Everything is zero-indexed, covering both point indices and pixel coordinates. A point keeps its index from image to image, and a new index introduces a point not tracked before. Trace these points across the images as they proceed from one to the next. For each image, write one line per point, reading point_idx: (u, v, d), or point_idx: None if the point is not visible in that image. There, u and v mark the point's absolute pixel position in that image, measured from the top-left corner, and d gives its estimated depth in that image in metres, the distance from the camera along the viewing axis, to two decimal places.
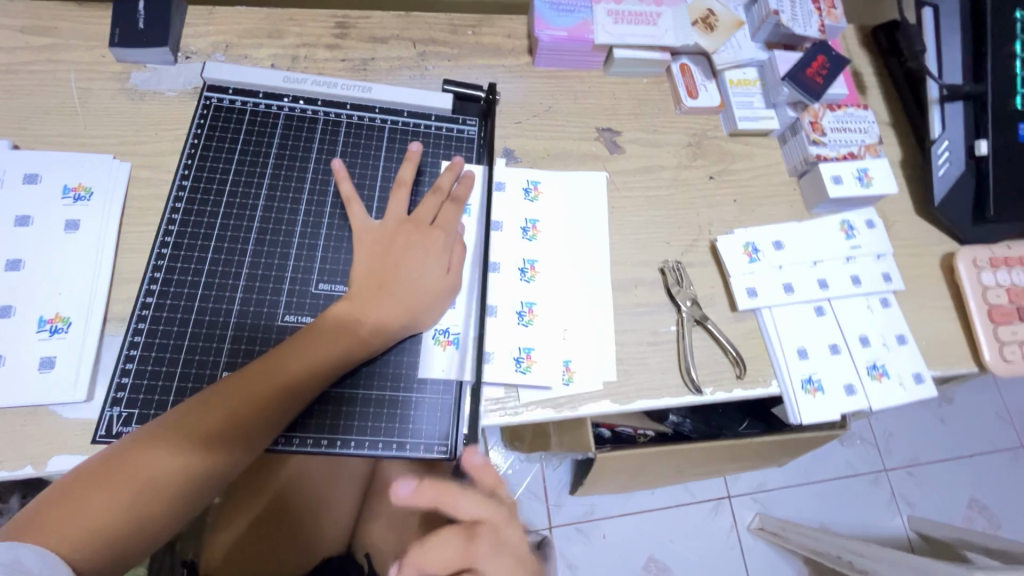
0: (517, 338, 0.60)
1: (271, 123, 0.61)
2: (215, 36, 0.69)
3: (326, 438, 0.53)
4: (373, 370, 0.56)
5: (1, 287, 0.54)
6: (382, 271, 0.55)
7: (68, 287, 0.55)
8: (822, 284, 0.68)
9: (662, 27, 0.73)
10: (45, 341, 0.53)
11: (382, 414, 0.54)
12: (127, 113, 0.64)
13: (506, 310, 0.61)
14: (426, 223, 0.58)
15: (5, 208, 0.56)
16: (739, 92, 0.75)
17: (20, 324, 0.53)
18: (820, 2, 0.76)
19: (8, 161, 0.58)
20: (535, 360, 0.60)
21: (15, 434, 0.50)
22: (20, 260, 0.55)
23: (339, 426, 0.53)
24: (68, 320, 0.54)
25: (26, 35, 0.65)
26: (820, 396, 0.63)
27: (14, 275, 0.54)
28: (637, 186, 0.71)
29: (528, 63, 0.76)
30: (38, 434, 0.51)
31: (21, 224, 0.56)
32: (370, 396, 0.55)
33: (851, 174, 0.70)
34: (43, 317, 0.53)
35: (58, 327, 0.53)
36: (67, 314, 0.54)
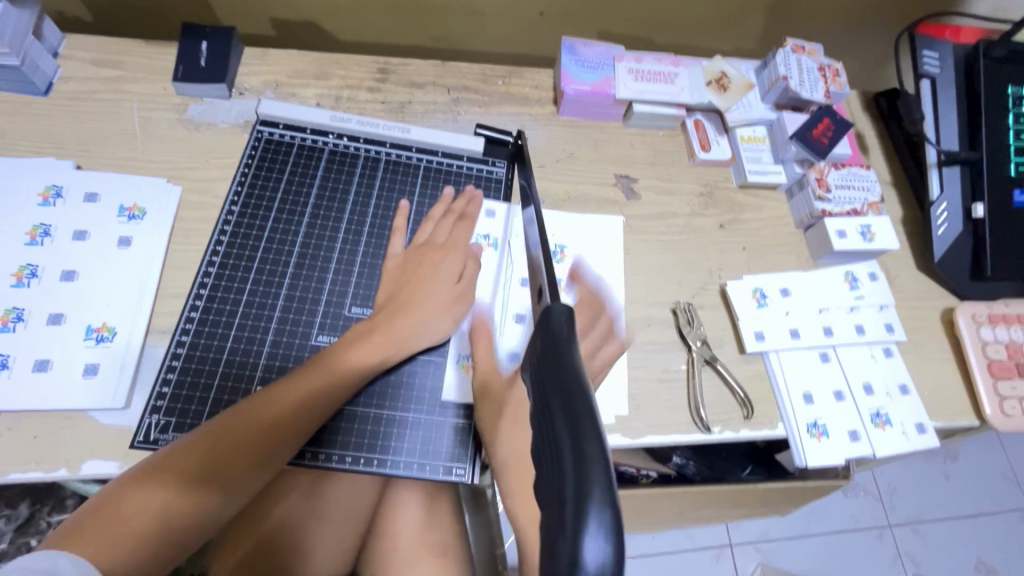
0: None
1: (316, 156, 0.66)
2: (267, 75, 0.75)
3: (348, 456, 0.53)
4: (388, 390, 0.56)
5: (54, 296, 0.57)
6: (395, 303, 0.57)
7: (115, 299, 0.58)
8: (827, 331, 0.70)
9: (678, 86, 0.79)
10: (91, 348, 0.56)
11: (399, 433, 0.55)
12: (182, 141, 0.69)
13: None
14: (441, 245, 0.61)
15: (65, 222, 0.61)
16: (750, 148, 0.80)
17: (69, 330, 0.56)
18: (826, 69, 0.82)
19: (72, 180, 0.63)
20: None
21: (54, 437, 0.53)
22: (74, 272, 0.59)
23: (357, 444, 0.54)
24: (114, 329, 0.57)
25: (96, 66, 0.71)
26: (825, 441, 0.65)
27: (68, 284, 0.58)
28: (651, 231, 0.75)
29: (553, 112, 0.81)
30: (74, 437, 0.53)
31: (80, 238, 0.60)
32: (390, 416, 0.55)
33: (855, 229, 0.75)
34: (91, 325, 0.57)
35: (104, 335, 0.56)
36: (113, 324, 0.57)
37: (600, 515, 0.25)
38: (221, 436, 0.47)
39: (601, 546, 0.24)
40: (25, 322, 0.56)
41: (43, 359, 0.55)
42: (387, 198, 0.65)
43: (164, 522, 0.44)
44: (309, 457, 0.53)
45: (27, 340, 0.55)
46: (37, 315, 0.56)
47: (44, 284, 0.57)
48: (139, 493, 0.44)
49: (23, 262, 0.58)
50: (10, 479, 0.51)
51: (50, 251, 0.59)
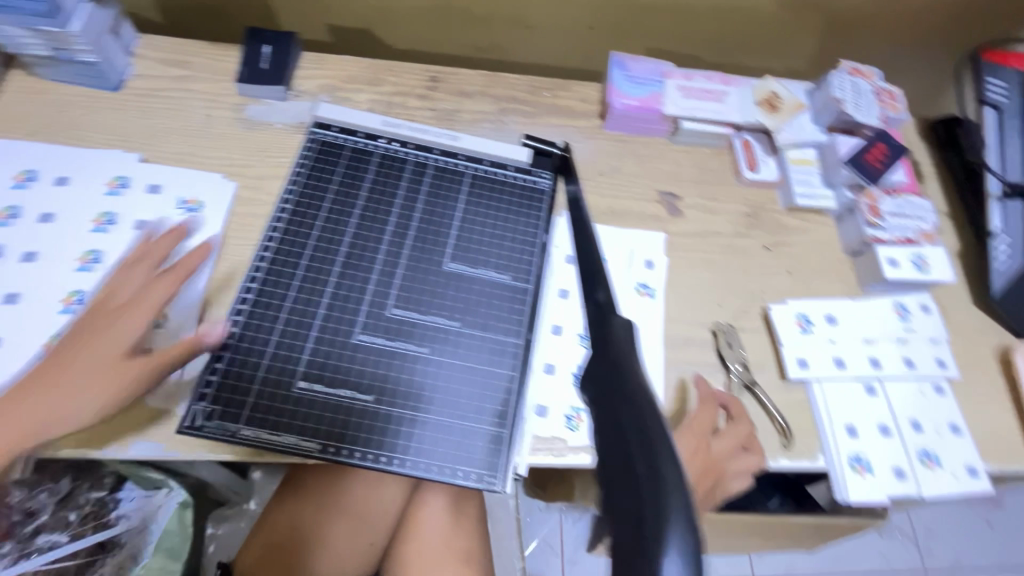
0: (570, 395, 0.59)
1: (367, 160, 0.67)
2: (322, 79, 0.78)
3: (355, 450, 0.53)
4: (397, 388, 0.56)
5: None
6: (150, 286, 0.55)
7: None
8: (874, 363, 0.68)
9: (729, 104, 0.79)
10: (145, 333, 0.58)
11: (405, 432, 0.54)
12: (240, 139, 0.71)
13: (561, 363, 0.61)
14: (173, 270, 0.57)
15: (129, 212, 0.64)
16: (799, 171, 0.79)
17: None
18: (882, 94, 0.80)
19: (138, 172, 0.66)
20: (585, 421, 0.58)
21: None
22: None
23: (361, 439, 0.53)
24: (166, 316, 0.59)
25: (165, 65, 0.75)
26: (869, 477, 0.63)
27: (128, 270, 0.60)
28: (693, 249, 0.74)
29: (599, 126, 0.81)
30: (124, 417, 0.55)
31: (141, 227, 0.63)
32: (397, 414, 0.55)
33: (908, 258, 0.72)
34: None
35: (157, 321, 0.58)
36: (166, 311, 0.59)
37: (682, 534, 0.28)
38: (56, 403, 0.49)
39: (679, 566, 0.28)
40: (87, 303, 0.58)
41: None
42: (431, 205, 0.66)
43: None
44: (344, 454, 0.53)
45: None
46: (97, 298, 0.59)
47: (105, 269, 0.60)
48: None
49: (88, 247, 0.61)
50: (64, 454, 0.53)
51: (113, 238, 0.62)
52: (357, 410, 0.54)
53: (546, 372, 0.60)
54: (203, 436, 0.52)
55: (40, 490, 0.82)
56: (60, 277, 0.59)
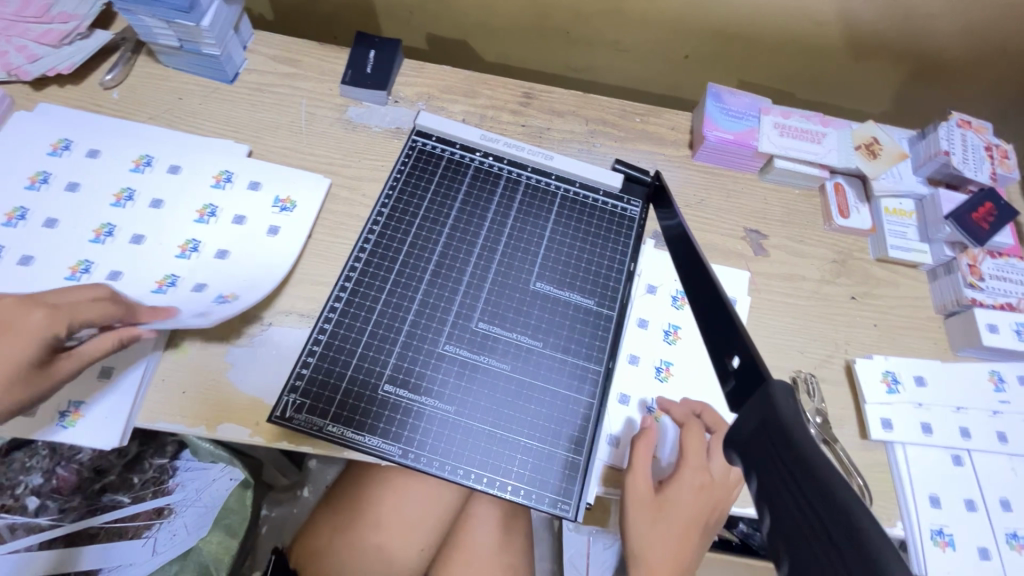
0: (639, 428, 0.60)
1: (463, 171, 0.68)
2: (420, 86, 0.80)
3: (388, 442, 0.54)
4: (425, 383, 0.57)
5: (206, 269, 0.61)
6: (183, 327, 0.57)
7: (253, 279, 0.62)
8: (963, 433, 0.65)
9: (826, 147, 0.77)
10: (218, 315, 0.59)
11: (427, 430, 0.55)
12: (340, 139, 0.74)
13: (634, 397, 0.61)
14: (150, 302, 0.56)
15: (228, 207, 0.65)
16: (893, 221, 0.76)
17: (208, 302, 0.59)
18: (992, 149, 0.77)
19: (242, 169, 0.68)
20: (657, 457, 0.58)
21: (191, 396, 0.57)
22: (227, 251, 0.63)
23: (389, 430, 0.54)
24: (239, 299, 0.60)
25: (277, 62, 0.78)
26: (950, 553, 0.59)
27: (220, 261, 0.62)
28: (776, 292, 0.73)
29: (687, 156, 0.80)
30: (210, 402, 0.57)
31: (238, 221, 0.65)
32: (415, 408, 0.55)
33: (1009, 325, 0.68)
34: (227, 298, 0.60)
35: (231, 303, 0.59)
36: (241, 295, 0.60)
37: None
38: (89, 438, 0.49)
39: None
40: (178, 287, 0.60)
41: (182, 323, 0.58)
42: (520, 224, 0.66)
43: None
44: (423, 462, 0.53)
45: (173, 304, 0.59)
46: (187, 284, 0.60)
47: (201, 256, 0.62)
48: None
49: (189, 236, 0.63)
50: (157, 426, 0.56)
51: (212, 229, 0.64)
52: (438, 419, 0.55)
53: (621, 403, 0.61)
54: (292, 428, 0.53)
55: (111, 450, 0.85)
56: (159, 259, 0.61)
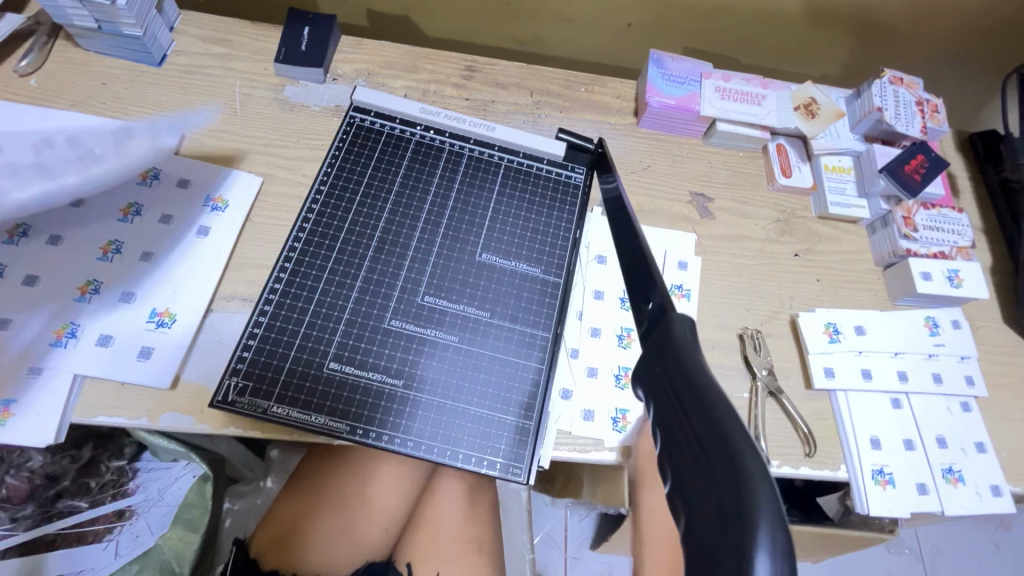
0: (614, 394, 0.61)
1: (404, 146, 0.67)
2: (359, 63, 0.78)
3: (348, 424, 0.53)
4: (380, 361, 0.56)
5: (132, 274, 0.59)
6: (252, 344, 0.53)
7: (184, 287, 0.60)
8: (901, 376, 0.67)
9: (766, 108, 0.78)
10: (151, 331, 0.57)
11: (390, 409, 0.54)
12: (277, 119, 0.72)
13: (603, 367, 0.62)
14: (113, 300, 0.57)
15: (155, 206, 0.63)
16: (833, 178, 0.78)
17: (132, 317, 0.57)
18: (923, 104, 0.79)
19: (168, 166, 0.65)
20: (631, 421, 0.60)
21: (125, 397, 0.55)
22: (152, 253, 0.61)
23: (352, 413, 0.54)
24: (174, 316, 0.58)
25: (206, 43, 0.76)
26: (891, 490, 0.62)
27: (146, 265, 0.60)
28: (723, 252, 0.74)
29: (633, 124, 0.81)
30: (140, 404, 0.55)
31: (166, 219, 0.62)
32: (381, 388, 0.55)
33: (942, 272, 0.71)
34: (155, 309, 0.58)
35: (164, 320, 0.58)
36: (175, 311, 0.58)
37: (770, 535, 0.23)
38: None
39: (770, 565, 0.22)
40: (100, 294, 0.58)
41: (107, 334, 0.56)
42: (463, 196, 0.66)
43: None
44: (372, 437, 0.53)
45: (94, 315, 0.57)
46: (110, 295, 0.58)
47: (125, 261, 0.59)
48: None
49: (111, 237, 0.60)
50: (96, 421, 0.54)
51: (137, 228, 0.61)
52: (385, 393, 0.55)
53: (588, 375, 0.61)
54: (236, 411, 0.52)
55: (64, 456, 0.83)
56: (79, 262, 0.58)
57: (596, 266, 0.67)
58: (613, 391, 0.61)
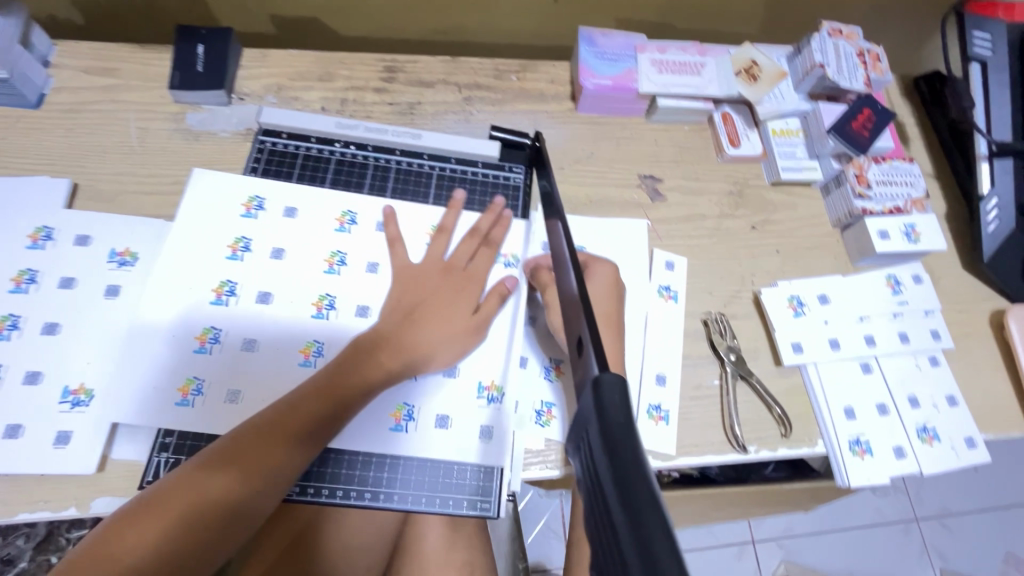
0: (541, 387, 0.58)
1: (324, 167, 0.63)
2: (267, 78, 0.71)
3: (311, 486, 0.52)
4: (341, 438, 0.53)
5: (35, 352, 0.53)
6: (460, 269, 0.59)
7: (96, 356, 0.53)
8: (869, 341, 0.66)
9: (705, 78, 0.74)
10: (66, 413, 0.51)
11: (348, 461, 0.53)
12: (181, 153, 0.65)
13: (534, 359, 0.59)
14: (454, 270, 0.59)
15: (52, 268, 0.56)
16: (782, 142, 0.75)
17: (45, 396, 0.52)
18: (865, 54, 0.76)
19: (311, 206, 0.60)
20: (555, 416, 0.57)
21: (42, 489, 0.50)
22: (56, 324, 0.54)
23: (311, 472, 0.52)
24: (91, 392, 0.52)
25: (90, 75, 0.68)
26: (869, 459, 0.61)
27: (48, 339, 0.53)
28: (678, 235, 0.71)
29: (570, 109, 0.76)
30: (64, 491, 0.50)
31: (357, 269, 0.58)
32: (342, 441, 0.53)
33: (899, 229, 0.70)
34: (67, 387, 0.52)
35: (80, 399, 0.52)
36: (91, 386, 0.52)
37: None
38: (239, 447, 0.45)
39: None
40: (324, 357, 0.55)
41: (14, 424, 0.50)
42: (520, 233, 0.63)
43: (194, 510, 0.42)
44: (326, 494, 0.52)
45: (225, 362, 0.53)
46: (289, 354, 0.54)
47: (286, 313, 0.56)
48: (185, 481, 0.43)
49: (320, 291, 0.57)
50: (18, 519, 0.49)
51: (347, 282, 0.58)
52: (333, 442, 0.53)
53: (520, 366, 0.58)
54: None
55: (16, 536, 0.81)
56: (193, 304, 0.55)
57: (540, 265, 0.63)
58: (541, 384, 0.58)
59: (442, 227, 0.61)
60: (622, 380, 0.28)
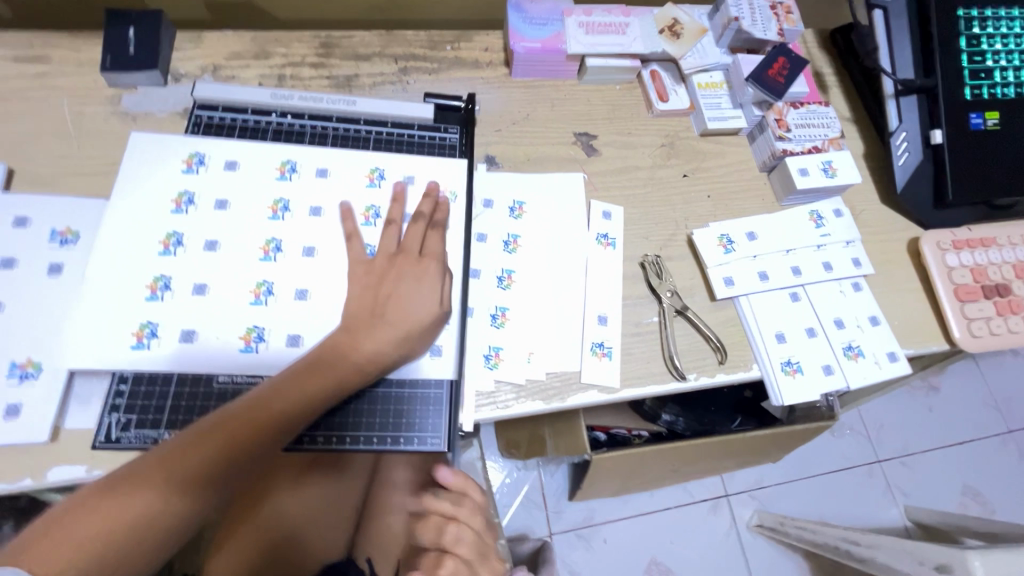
0: (487, 332, 0.62)
1: (261, 137, 0.65)
2: (203, 58, 0.72)
3: None
4: None
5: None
6: (414, 254, 0.60)
7: (43, 331, 0.54)
8: (795, 271, 0.71)
9: (630, 36, 0.77)
10: (16, 386, 0.52)
11: None
12: (119, 134, 0.66)
13: (479, 308, 0.63)
14: (416, 254, 0.60)
15: None
16: (706, 95, 0.79)
17: None
18: (778, 7, 0.81)
19: (251, 159, 0.62)
20: (503, 358, 0.61)
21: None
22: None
23: None
24: (40, 365, 0.53)
25: (19, 63, 0.68)
26: (800, 377, 0.66)
27: None
28: (615, 185, 0.75)
29: (505, 75, 0.79)
30: (18, 461, 0.51)
31: (301, 213, 0.60)
32: None
33: (817, 165, 0.74)
34: (15, 361, 0.53)
35: (29, 371, 0.53)
36: (39, 359, 0.53)
37: None
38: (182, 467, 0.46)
39: None
40: (275, 295, 0.57)
41: None
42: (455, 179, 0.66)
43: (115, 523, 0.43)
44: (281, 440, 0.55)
45: (176, 307, 0.55)
46: (240, 295, 0.56)
47: (234, 261, 0.57)
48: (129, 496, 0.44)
49: (266, 236, 0.59)
50: None
51: (291, 227, 0.60)
52: None
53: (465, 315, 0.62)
54: (124, 447, 0.52)
55: None
56: (139, 259, 0.56)
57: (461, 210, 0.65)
58: (487, 330, 0.62)
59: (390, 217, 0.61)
60: None
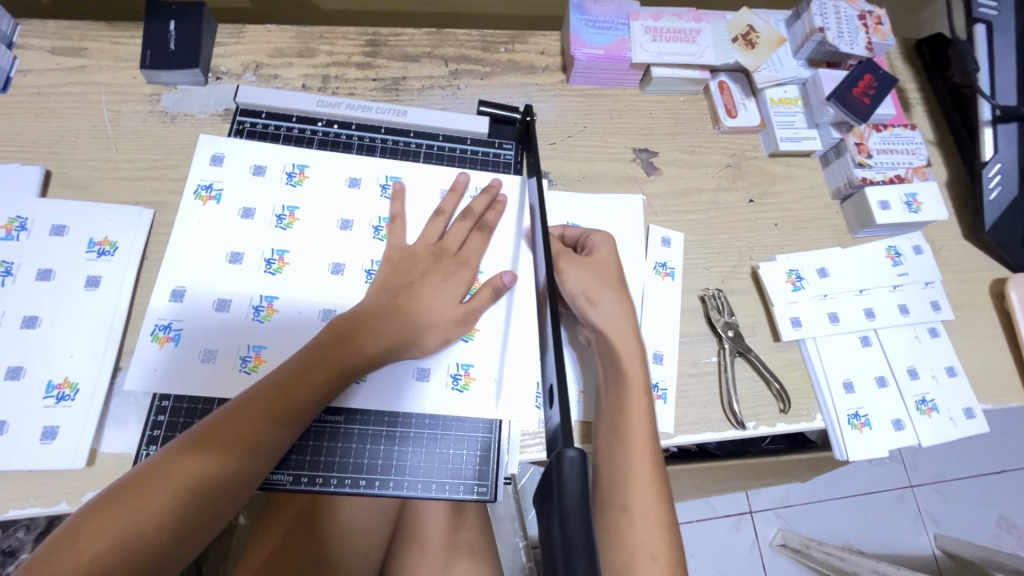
0: None
1: (306, 148, 0.62)
2: (245, 55, 0.68)
3: (308, 476, 0.51)
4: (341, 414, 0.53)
5: (14, 345, 0.51)
6: (450, 252, 0.57)
7: (81, 349, 0.52)
8: (868, 313, 0.65)
9: (701, 45, 0.71)
10: (51, 408, 0.50)
11: (343, 449, 0.53)
12: (157, 136, 0.63)
13: None
14: (453, 254, 0.57)
15: (29, 258, 0.54)
16: (780, 112, 0.73)
17: (32, 389, 0.50)
18: (867, 17, 0.73)
19: (320, 165, 0.60)
20: None
21: (33, 484, 0.49)
22: (36, 317, 0.52)
23: (305, 461, 0.52)
24: (76, 386, 0.51)
25: (57, 55, 0.65)
26: (868, 432, 0.61)
27: (28, 333, 0.52)
28: (675, 209, 0.69)
29: (562, 81, 0.74)
30: (56, 485, 0.49)
31: (361, 231, 0.58)
32: (337, 428, 0.53)
33: (899, 199, 0.68)
34: (51, 381, 0.51)
35: (65, 393, 0.51)
36: (76, 380, 0.51)
37: None
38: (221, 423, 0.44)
39: None
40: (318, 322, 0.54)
41: None
42: (513, 216, 0.61)
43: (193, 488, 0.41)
44: (320, 483, 0.52)
45: (217, 330, 0.53)
46: (284, 322, 0.54)
47: (276, 283, 0.55)
48: (186, 458, 0.42)
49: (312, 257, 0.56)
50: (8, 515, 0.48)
51: (339, 248, 0.57)
52: (328, 432, 0.53)
53: None
54: None
55: (17, 528, 0.82)
56: (183, 279, 0.54)
57: (526, 253, 0.60)
58: None
59: (441, 210, 0.59)
60: (583, 455, 0.27)
